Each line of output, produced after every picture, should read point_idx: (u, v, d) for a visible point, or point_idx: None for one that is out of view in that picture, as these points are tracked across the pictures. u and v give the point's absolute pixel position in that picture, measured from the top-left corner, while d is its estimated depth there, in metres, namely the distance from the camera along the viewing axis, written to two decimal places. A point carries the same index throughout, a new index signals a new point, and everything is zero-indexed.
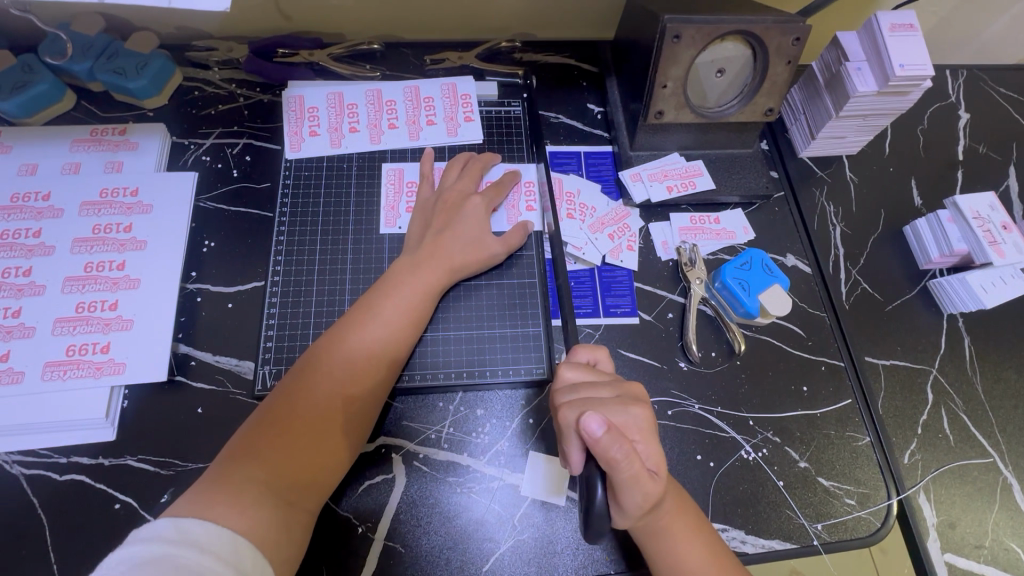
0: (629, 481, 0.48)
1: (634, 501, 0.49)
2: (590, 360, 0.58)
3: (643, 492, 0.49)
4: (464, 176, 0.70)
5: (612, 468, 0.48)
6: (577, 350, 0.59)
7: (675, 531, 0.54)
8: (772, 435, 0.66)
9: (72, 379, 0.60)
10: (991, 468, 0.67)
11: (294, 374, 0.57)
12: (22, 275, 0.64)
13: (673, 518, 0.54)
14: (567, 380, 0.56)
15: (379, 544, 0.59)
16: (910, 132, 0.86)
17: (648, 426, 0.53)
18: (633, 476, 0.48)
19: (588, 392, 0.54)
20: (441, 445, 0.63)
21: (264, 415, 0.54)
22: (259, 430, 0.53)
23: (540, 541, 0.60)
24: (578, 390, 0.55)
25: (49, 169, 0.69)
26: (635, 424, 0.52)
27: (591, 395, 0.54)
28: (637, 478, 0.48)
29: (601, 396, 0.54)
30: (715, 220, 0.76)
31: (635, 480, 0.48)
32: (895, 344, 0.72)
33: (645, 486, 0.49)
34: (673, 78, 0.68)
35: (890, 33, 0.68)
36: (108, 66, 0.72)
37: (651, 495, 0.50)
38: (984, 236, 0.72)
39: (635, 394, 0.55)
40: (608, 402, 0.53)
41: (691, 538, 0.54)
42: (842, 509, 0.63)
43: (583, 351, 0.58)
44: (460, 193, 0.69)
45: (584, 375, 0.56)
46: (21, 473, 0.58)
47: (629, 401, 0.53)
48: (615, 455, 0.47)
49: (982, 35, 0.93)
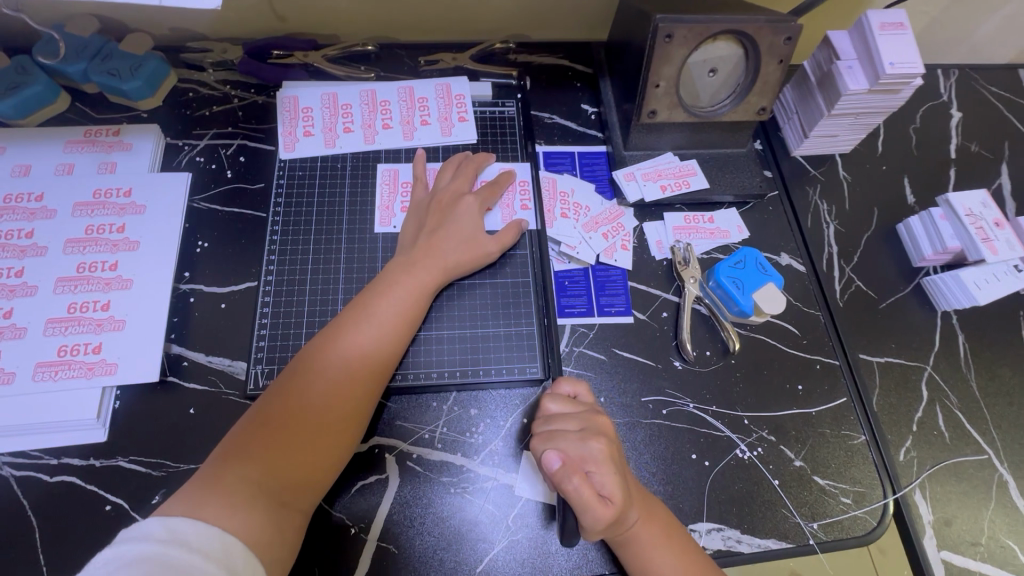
0: (578, 508, 0.50)
1: (589, 525, 0.50)
2: (573, 393, 0.59)
3: (593, 518, 0.50)
4: (459, 177, 0.70)
5: (564, 496, 0.50)
6: (560, 383, 0.60)
7: (652, 545, 0.54)
8: (767, 433, 0.66)
9: (64, 379, 0.60)
10: (987, 465, 0.67)
11: (288, 375, 0.56)
12: (14, 276, 0.64)
13: (650, 531, 0.54)
14: (546, 412, 0.57)
15: (373, 545, 0.58)
16: (903, 131, 0.86)
17: (607, 456, 0.53)
18: (580, 502, 0.50)
19: (558, 424, 0.56)
20: (435, 445, 0.63)
21: (258, 416, 0.54)
22: (252, 431, 0.53)
23: (534, 541, 0.59)
24: (551, 422, 0.56)
25: (42, 170, 0.69)
26: (593, 456, 0.52)
27: (562, 427, 0.55)
28: (586, 505, 0.50)
29: (570, 428, 0.55)
30: (709, 219, 0.76)
31: (584, 507, 0.50)
32: (889, 342, 0.72)
33: (595, 513, 0.49)
34: (665, 77, 0.68)
35: (880, 32, 0.68)
36: (102, 68, 0.72)
37: (602, 520, 0.50)
38: (977, 234, 0.72)
39: (602, 429, 0.55)
40: (572, 433, 0.54)
41: (667, 550, 0.54)
42: (837, 508, 0.63)
43: (565, 384, 0.60)
44: (453, 193, 0.69)
45: (562, 408, 0.57)
46: (11, 474, 0.58)
47: (591, 434, 0.54)
48: (564, 486, 0.50)
49: (974, 35, 0.93)
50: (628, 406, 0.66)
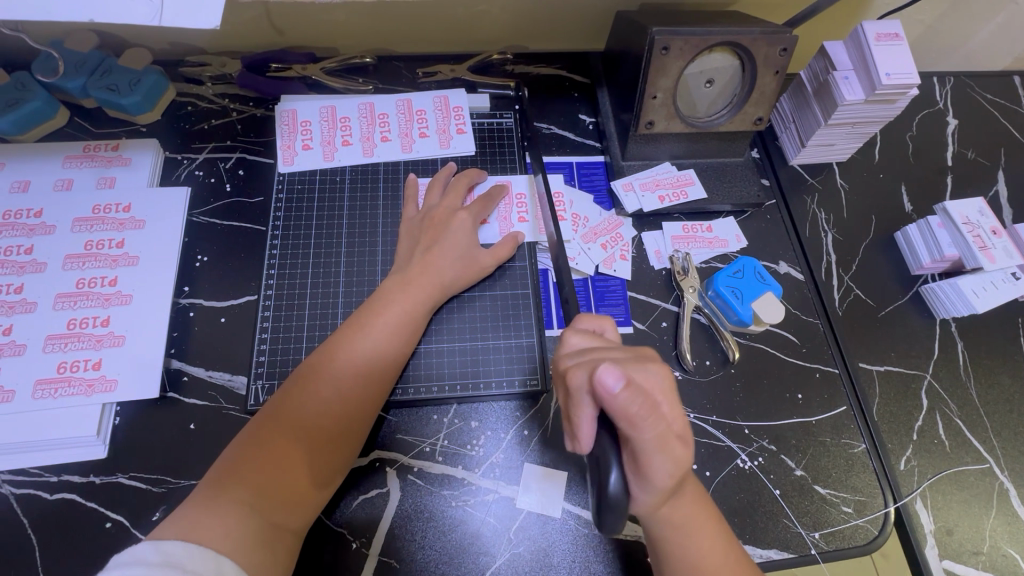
0: (655, 443, 0.47)
1: (663, 469, 0.47)
2: (597, 329, 0.57)
3: (673, 457, 0.48)
4: (449, 193, 0.70)
5: (635, 426, 0.46)
6: (580, 321, 0.57)
7: (693, 521, 0.53)
8: (768, 443, 0.66)
9: (64, 397, 0.60)
10: (988, 473, 0.67)
11: (283, 391, 0.56)
12: (13, 292, 0.64)
13: (693, 505, 0.53)
14: (575, 346, 0.53)
15: (374, 560, 0.58)
16: (900, 139, 0.86)
17: (669, 387, 0.50)
18: (658, 437, 0.46)
19: (598, 354, 0.51)
20: (436, 458, 0.63)
21: (253, 435, 0.53)
22: (245, 450, 0.52)
23: (536, 554, 0.59)
24: (586, 353, 0.52)
25: (41, 186, 0.69)
26: (657, 382, 0.49)
27: (602, 355, 0.51)
28: (664, 440, 0.47)
29: (613, 355, 0.51)
30: (707, 228, 0.76)
31: (662, 442, 0.47)
32: (889, 350, 0.72)
33: (674, 453, 0.48)
34: (662, 89, 0.68)
35: (876, 43, 0.68)
36: (101, 83, 0.72)
37: (678, 459, 0.48)
38: (974, 241, 0.72)
39: (649, 353, 0.52)
40: (623, 359, 0.50)
41: (704, 527, 0.53)
42: (839, 517, 0.63)
43: (588, 321, 0.57)
44: (447, 209, 0.69)
45: (591, 340, 0.53)
46: (11, 493, 0.58)
47: (644, 358, 0.51)
48: (635, 411, 0.45)
49: (969, 43, 0.94)
50: None
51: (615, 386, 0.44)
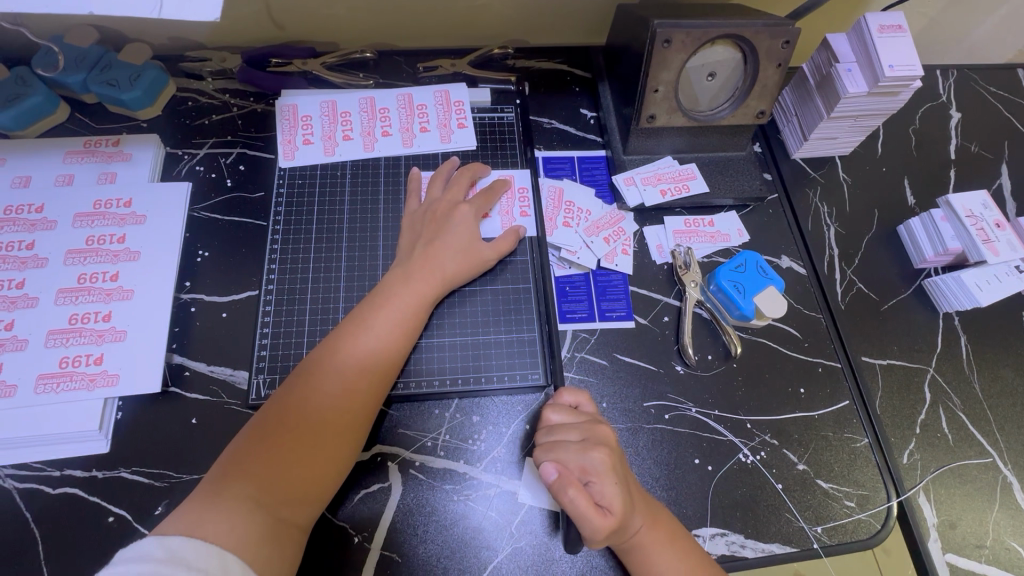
0: (578, 519, 0.50)
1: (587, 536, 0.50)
2: (575, 403, 0.60)
3: (592, 528, 0.50)
4: (452, 186, 0.70)
5: (559, 505, 0.51)
6: (561, 394, 0.61)
7: (654, 546, 0.54)
8: (770, 437, 0.66)
9: (66, 391, 0.60)
10: (991, 468, 0.67)
11: (287, 387, 0.56)
12: (15, 287, 0.64)
13: (651, 533, 0.54)
14: (549, 422, 0.58)
15: (377, 553, 0.58)
16: (903, 132, 0.86)
17: (608, 468, 0.53)
18: (580, 513, 0.50)
19: (560, 435, 0.57)
20: (438, 452, 0.63)
21: (258, 430, 0.54)
22: (250, 445, 0.53)
23: (538, 548, 0.59)
24: (552, 433, 0.57)
25: (43, 181, 0.69)
26: (593, 466, 0.53)
27: (562, 438, 0.56)
28: (584, 514, 0.50)
29: (570, 438, 0.56)
30: (709, 222, 0.76)
31: (583, 517, 0.50)
32: (892, 344, 0.72)
33: (594, 523, 0.50)
34: (664, 82, 0.68)
35: (879, 35, 0.68)
36: (101, 78, 0.72)
37: (600, 532, 0.50)
38: (978, 235, 0.72)
39: (604, 437, 0.56)
40: (571, 444, 0.55)
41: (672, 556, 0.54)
42: (841, 511, 0.63)
43: (567, 394, 0.60)
44: (449, 202, 0.69)
45: (565, 418, 0.58)
46: (14, 487, 0.58)
47: (593, 443, 0.54)
48: (561, 496, 0.51)
49: (972, 35, 0.93)
50: (631, 411, 0.66)
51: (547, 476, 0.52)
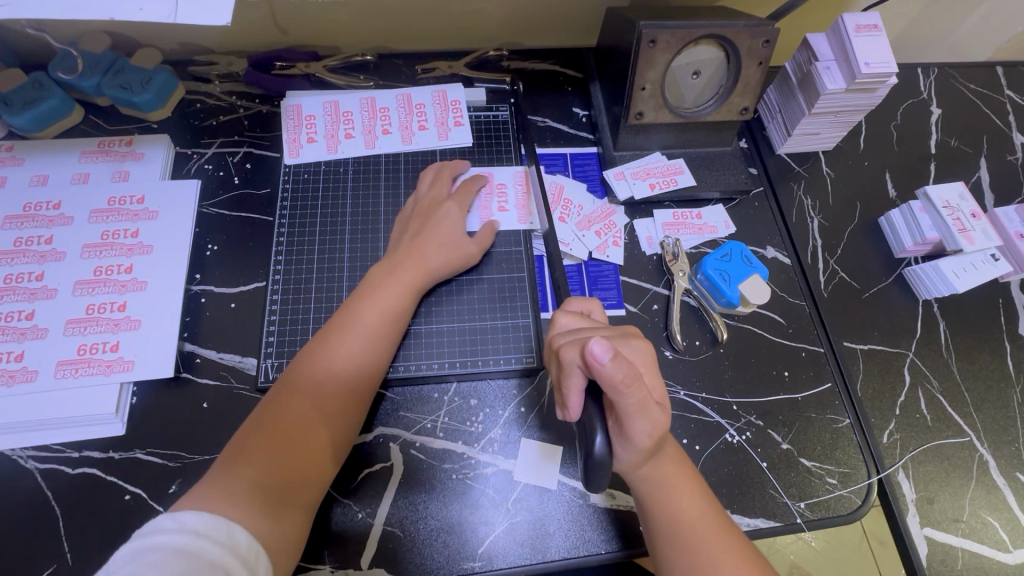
0: (638, 407, 0.49)
1: (643, 430, 0.51)
2: (585, 311, 0.61)
3: (653, 421, 0.51)
4: (437, 183, 0.74)
5: (619, 393, 0.48)
6: (569, 303, 0.62)
7: (674, 482, 0.55)
8: (755, 418, 0.69)
9: (84, 376, 0.63)
10: (968, 446, 0.69)
11: (282, 379, 0.59)
12: (34, 280, 0.67)
13: (674, 469, 0.56)
14: (564, 326, 0.57)
15: (379, 529, 0.61)
16: (885, 128, 0.89)
17: (650, 359, 0.55)
18: (640, 402, 0.49)
19: (588, 332, 0.56)
20: (437, 434, 0.66)
21: (257, 420, 0.57)
22: (251, 432, 0.56)
23: (533, 523, 0.62)
24: (577, 332, 0.56)
25: (59, 179, 0.73)
26: (640, 357, 0.55)
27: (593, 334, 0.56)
28: (645, 405, 0.50)
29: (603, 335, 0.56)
30: (697, 215, 0.79)
31: (643, 407, 0.50)
32: (872, 330, 0.75)
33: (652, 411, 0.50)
34: (650, 80, 0.71)
35: (855, 34, 0.71)
36: (115, 82, 0.75)
37: (659, 423, 0.51)
38: (954, 224, 0.75)
39: (633, 332, 0.58)
40: (611, 338, 0.55)
41: (686, 487, 0.56)
42: (823, 488, 0.66)
43: (575, 303, 0.62)
44: (433, 198, 0.72)
45: (579, 321, 0.58)
46: (35, 467, 0.61)
47: (628, 337, 0.56)
48: (619, 379, 0.48)
49: (952, 34, 0.96)
50: None
51: (606, 354, 0.47)
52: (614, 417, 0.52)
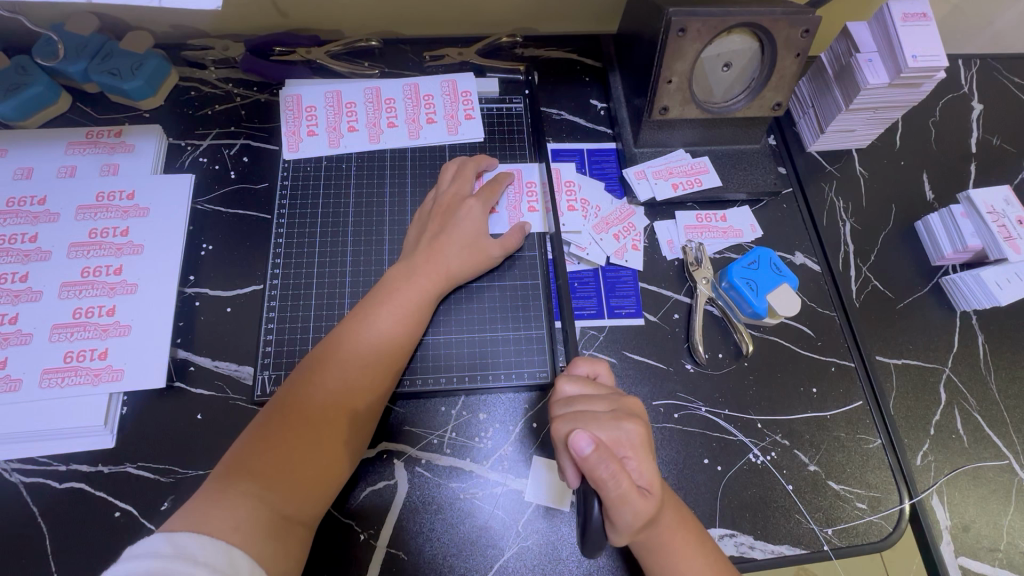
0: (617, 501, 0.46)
1: (628, 520, 0.47)
2: (593, 374, 0.56)
3: (635, 513, 0.47)
4: (460, 178, 0.69)
5: (599, 486, 0.46)
6: (576, 363, 0.57)
7: (673, 546, 0.52)
8: (781, 438, 0.65)
9: (70, 386, 0.60)
10: (1006, 470, 0.65)
11: (291, 383, 0.56)
12: (18, 280, 0.63)
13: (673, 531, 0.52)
14: (565, 394, 0.54)
15: (382, 551, 0.58)
16: (923, 124, 0.83)
17: (641, 443, 0.50)
18: (621, 495, 0.46)
19: (583, 406, 0.52)
20: (444, 450, 0.62)
21: (262, 426, 0.53)
22: (256, 441, 0.52)
23: (544, 547, 0.59)
24: (573, 404, 0.53)
25: (45, 173, 0.68)
26: (628, 440, 0.50)
27: (586, 409, 0.52)
28: (626, 497, 0.46)
29: (596, 410, 0.52)
30: (721, 217, 0.74)
31: (624, 499, 0.46)
32: (906, 344, 0.70)
33: (634, 504, 0.46)
34: (677, 73, 0.66)
35: (903, 24, 0.66)
36: (103, 68, 0.70)
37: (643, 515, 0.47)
38: (999, 232, 0.70)
39: (633, 409, 0.53)
40: (600, 416, 0.51)
41: (691, 547, 0.52)
42: (853, 513, 0.62)
43: (582, 364, 0.57)
44: (455, 196, 0.68)
45: (581, 389, 0.54)
46: (20, 481, 0.57)
47: (623, 415, 0.51)
48: (601, 474, 0.45)
49: (997, 24, 0.90)
50: None
51: (584, 449, 0.45)
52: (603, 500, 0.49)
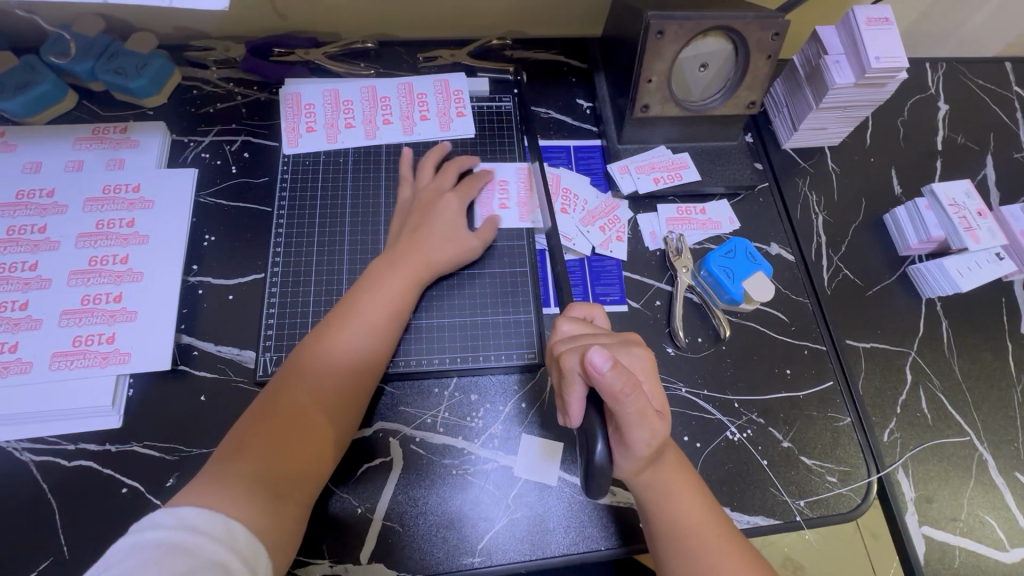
0: (637, 416, 0.49)
1: (643, 439, 0.51)
2: (588, 316, 0.61)
3: (652, 429, 0.51)
4: (440, 175, 0.73)
5: (619, 402, 0.48)
6: (572, 308, 0.61)
7: (676, 486, 0.55)
8: (757, 416, 0.68)
9: (79, 368, 0.62)
10: (967, 446, 0.69)
11: (283, 372, 0.59)
12: (28, 269, 0.66)
13: (676, 473, 0.56)
14: (565, 333, 0.57)
15: (379, 524, 0.61)
16: (891, 123, 0.88)
17: (650, 367, 0.55)
18: (640, 410, 0.49)
19: (588, 340, 0.56)
20: (437, 429, 0.65)
21: (256, 414, 0.56)
22: (251, 427, 0.55)
23: (533, 519, 0.62)
24: (577, 339, 0.56)
25: (52, 167, 0.71)
26: (640, 363, 0.55)
27: (591, 341, 0.55)
28: (644, 414, 0.50)
29: (602, 341, 0.55)
30: (701, 210, 0.78)
31: (643, 416, 0.50)
32: (875, 329, 0.74)
33: (652, 422, 0.50)
34: (657, 72, 0.70)
35: (866, 28, 0.70)
36: (108, 67, 0.73)
37: (658, 432, 0.51)
38: (960, 223, 0.74)
39: (634, 339, 0.57)
40: (610, 345, 0.55)
41: (688, 488, 0.56)
42: (823, 486, 0.66)
43: (577, 308, 0.61)
44: (434, 191, 0.71)
45: (581, 327, 0.57)
46: (31, 459, 0.60)
47: (630, 343, 0.56)
48: (620, 389, 0.48)
49: (962, 29, 0.95)
50: None
51: (604, 365, 0.47)
52: (613, 426, 0.52)
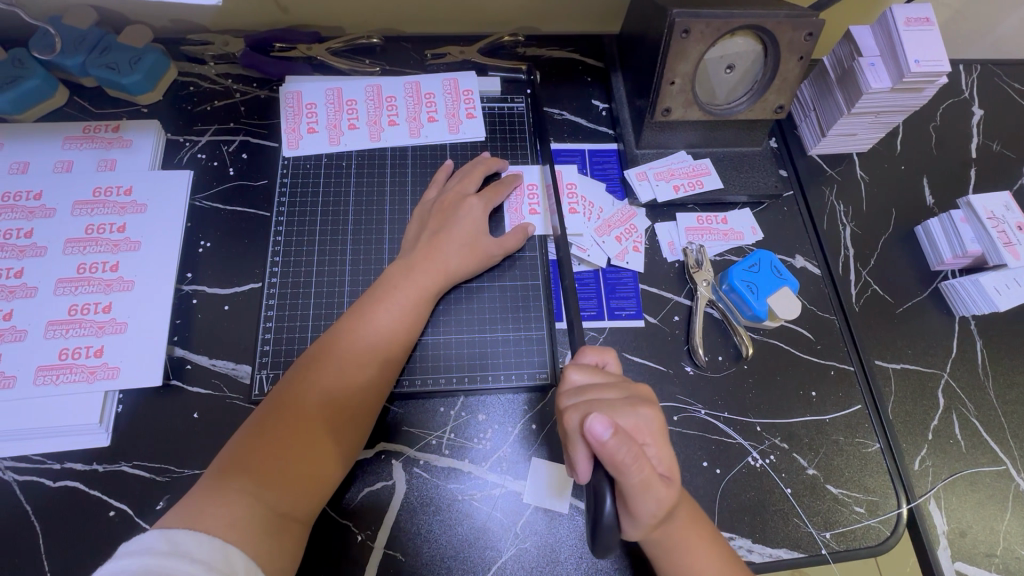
0: (639, 487, 0.46)
1: (648, 509, 0.47)
2: (600, 362, 0.57)
3: (657, 498, 0.47)
4: (465, 177, 0.69)
5: (621, 472, 0.45)
6: (582, 353, 0.57)
7: (686, 542, 0.52)
8: (780, 441, 0.65)
9: (65, 383, 0.59)
10: (1003, 476, 0.66)
11: (287, 381, 0.55)
12: (13, 276, 0.62)
13: (689, 528, 0.52)
14: (573, 383, 0.53)
15: (379, 554, 0.57)
16: (923, 129, 0.84)
17: (659, 429, 0.50)
18: (643, 481, 0.46)
19: (594, 394, 0.52)
20: (443, 451, 0.62)
21: (257, 425, 0.52)
22: (250, 440, 0.51)
23: (543, 549, 0.58)
24: (583, 393, 0.52)
25: (41, 167, 0.68)
26: (647, 426, 0.50)
27: (596, 397, 0.51)
28: (648, 484, 0.46)
29: (608, 398, 0.51)
30: (722, 220, 0.74)
31: (647, 487, 0.46)
32: (905, 348, 0.70)
33: (659, 492, 0.47)
34: (681, 74, 0.66)
35: (905, 28, 0.66)
36: (100, 62, 0.70)
37: (664, 501, 0.48)
38: (999, 238, 0.70)
39: (644, 396, 0.53)
40: (615, 403, 0.51)
41: (700, 543, 0.52)
42: (851, 517, 0.62)
43: (589, 354, 0.57)
44: (457, 194, 0.67)
45: (591, 377, 0.54)
46: (13, 479, 0.57)
47: (638, 402, 0.51)
48: (622, 458, 0.44)
49: (999, 29, 0.90)
50: None
51: (603, 434, 0.44)
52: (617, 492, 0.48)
